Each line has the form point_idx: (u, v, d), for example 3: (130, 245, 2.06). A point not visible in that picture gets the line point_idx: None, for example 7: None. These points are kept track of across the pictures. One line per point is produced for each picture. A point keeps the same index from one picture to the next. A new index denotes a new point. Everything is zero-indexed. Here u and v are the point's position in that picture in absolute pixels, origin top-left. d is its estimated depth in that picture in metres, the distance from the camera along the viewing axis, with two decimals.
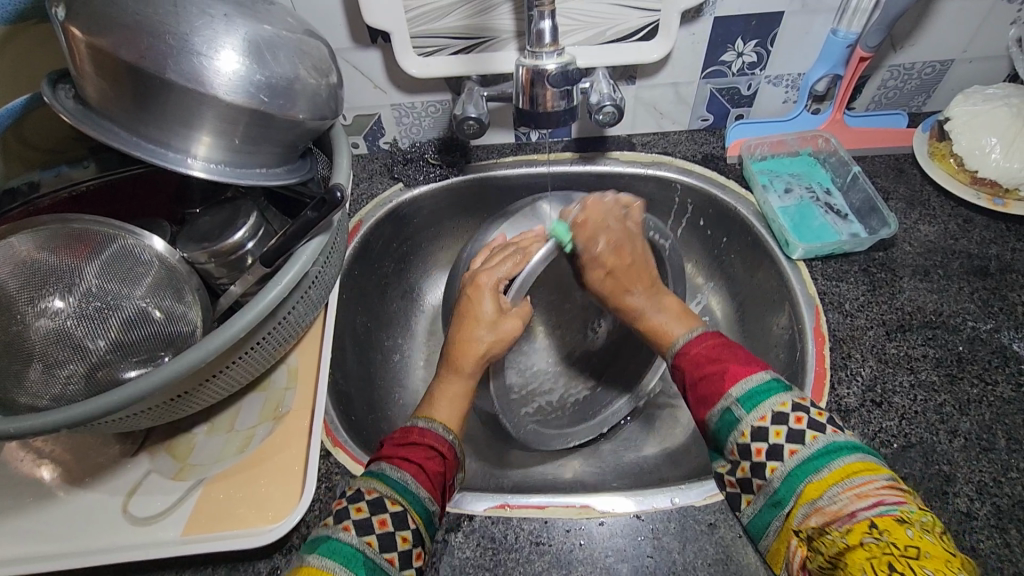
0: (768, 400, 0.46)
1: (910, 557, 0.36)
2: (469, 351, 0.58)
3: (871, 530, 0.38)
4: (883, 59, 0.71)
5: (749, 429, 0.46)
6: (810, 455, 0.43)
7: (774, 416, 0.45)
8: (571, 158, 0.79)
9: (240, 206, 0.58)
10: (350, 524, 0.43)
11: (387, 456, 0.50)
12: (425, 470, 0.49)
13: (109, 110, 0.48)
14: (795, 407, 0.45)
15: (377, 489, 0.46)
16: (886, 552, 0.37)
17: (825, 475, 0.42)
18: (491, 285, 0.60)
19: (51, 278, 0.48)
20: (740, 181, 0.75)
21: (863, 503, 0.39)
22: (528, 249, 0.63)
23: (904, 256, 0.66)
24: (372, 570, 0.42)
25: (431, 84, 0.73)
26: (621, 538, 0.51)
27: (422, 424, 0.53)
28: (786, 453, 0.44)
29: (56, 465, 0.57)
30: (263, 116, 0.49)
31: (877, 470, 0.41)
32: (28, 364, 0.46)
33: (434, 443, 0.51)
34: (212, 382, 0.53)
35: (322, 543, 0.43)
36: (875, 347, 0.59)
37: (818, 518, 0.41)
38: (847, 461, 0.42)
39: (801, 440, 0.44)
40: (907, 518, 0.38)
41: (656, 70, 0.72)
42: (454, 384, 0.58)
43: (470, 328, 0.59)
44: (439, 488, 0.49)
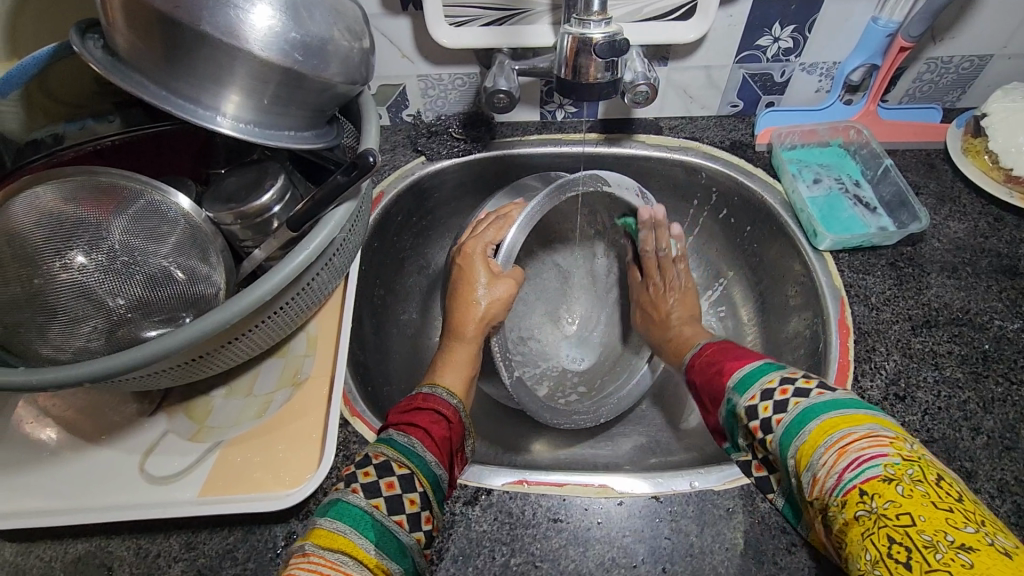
0: (757, 381, 0.49)
1: (905, 523, 0.35)
2: (469, 315, 0.59)
3: (861, 498, 0.37)
4: (922, 51, 0.70)
5: (743, 412, 0.48)
6: (790, 421, 0.44)
7: (762, 394, 0.47)
8: (597, 139, 0.78)
9: (267, 167, 0.56)
10: (358, 487, 0.43)
11: (395, 422, 0.49)
12: (431, 434, 0.48)
13: (138, 62, 0.47)
14: (781, 380, 0.47)
15: (384, 453, 0.46)
16: (879, 520, 0.36)
17: (808, 439, 0.42)
18: (479, 250, 0.62)
19: (75, 231, 0.47)
20: (768, 170, 0.74)
21: (844, 464, 0.39)
22: (508, 215, 0.63)
23: (933, 251, 0.65)
24: (380, 532, 0.41)
25: (459, 55, 0.72)
26: (639, 518, 0.50)
27: (428, 389, 0.53)
28: (776, 424, 0.45)
29: (71, 421, 0.57)
30: (296, 76, 0.48)
31: (859, 422, 0.41)
32: (52, 318, 0.46)
33: (441, 408, 0.51)
34: (234, 345, 0.53)
35: (330, 507, 0.42)
36: (899, 342, 0.59)
37: (817, 488, 0.40)
38: (819, 422, 0.42)
39: (784, 407, 0.45)
40: (891, 474, 0.37)
41: (690, 51, 0.71)
42: (460, 350, 0.58)
43: (466, 296, 0.60)
44: (445, 453, 0.48)
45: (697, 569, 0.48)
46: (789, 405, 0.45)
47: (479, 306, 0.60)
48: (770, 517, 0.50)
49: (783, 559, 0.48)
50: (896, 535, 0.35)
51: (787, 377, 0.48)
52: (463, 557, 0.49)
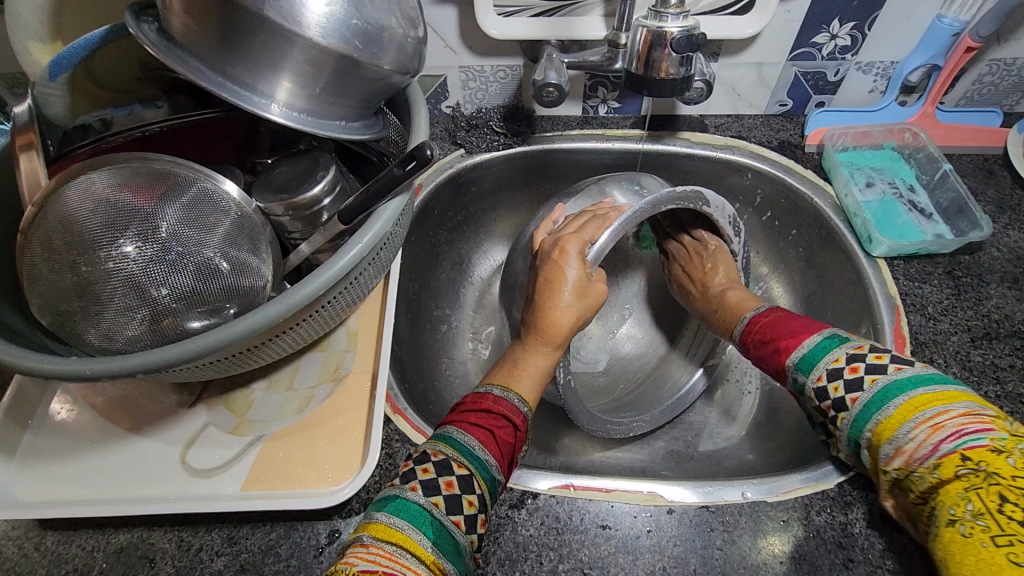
0: (823, 357, 0.50)
1: (1016, 484, 0.37)
2: (561, 319, 0.55)
3: (964, 461, 0.39)
4: (985, 52, 0.68)
5: (812, 392, 0.50)
6: (869, 398, 0.46)
7: (830, 373, 0.49)
8: (639, 136, 0.76)
9: (316, 157, 0.55)
10: (417, 484, 0.43)
11: (455, 421, 0.49)
12: (495, 437, 0.47)
13: (194, 46, 0.46)
14: (849, 358, 0.48)
15: (443, 452, 0.45)
16: (989, 482, 0.38)
17: (893, 413, 0.44)
18: (578, 249, 0.57)
19: (126, 218, 0.46)
20: (818, 172, 0.72)
21: (943, 435, 0.41)
22: (606, 215, 0.61)
23: (992, 261, 0.63)
24: (439, 530, 0.41)
25: (505, 46, 0.70)
26: (689, 528, 0.49)
27: (497, 391, 0.51)
28: (849, 402, 0.47)
29: (111, 410, 0.57)
30: (352, 64, 0.47)
31: (954, 398, 0.43)
32: (101, 307, 0.45)
33: (507, 412, 0.49)
34: (280, 338, 0.52)
35: (389, 501, 0.42)
36: (959, 354, 0.57)
37: (901, 458, 0.43)
38: (910, 396, 0.44)
39: (859, 386, 0.47)
40: (1000, 446, 0.39)
41: (743, 47, 0.68)
42: (539, 357, 0.55)
43: (553, 292, 0.56)
44: (506, 457, 0.47)
45: None
46: (865, 385, 0.47)
47: (570, 310, 0.56)
48: (826, 531, 0.49)
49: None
50: (1007, 494, 0.37)
51: (856, 352, 0.49)
52: (510, 561, 0.48)
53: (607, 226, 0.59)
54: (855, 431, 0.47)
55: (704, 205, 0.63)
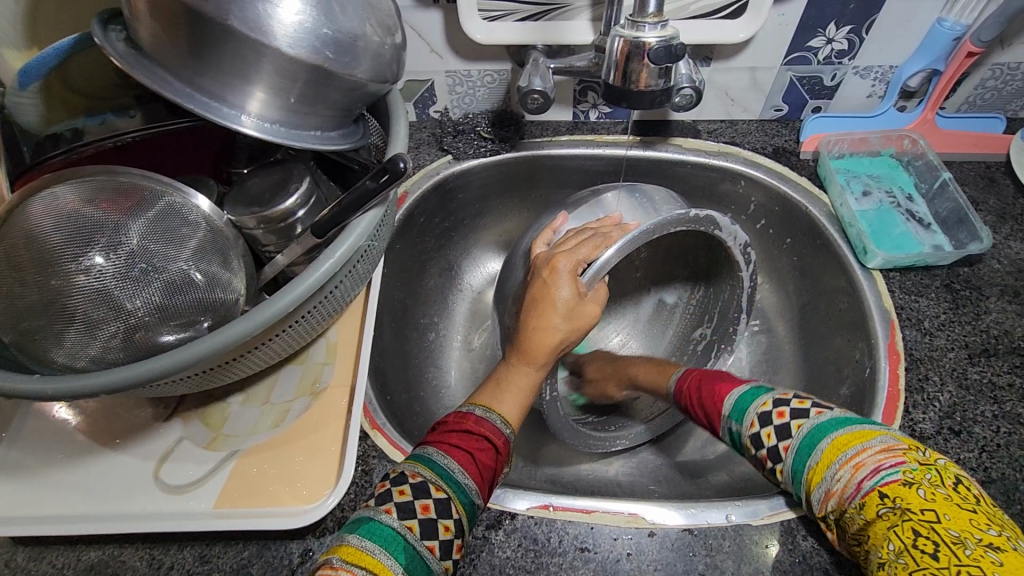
0: (751, 405, 0.49)
1: (930, 520, 0.36)
2: (545, 341, 0.53)
3: (882, 500, 0.38)
4: (987, 56, 0.65)
5: (748, 441, 0.48)
6: (799, 445, 0.44)
7: (760, 419, 0.47)
8: (631, 142, 0.74)
9: (292, 168, 0.54)
10: (392, 507, 0.41)
11: (436, 441, 0.47)
12: (476, 460, 0.46)
13: (161, 55, 0.44)
14: (776, 403, 0.47)
15: (421, 474, 0.44)
16: (904, 519, 0.37)
17: (820, 457, 0.43)
18: (570, 269, 0.54)
19: (93, 232, 0.45)
20: (813, 180, 0.70)
21: (863, 474, 0.40)
22: (608, 234, 0.57)
23: (992, 273, 0.61)
24: (411, 557, 0.39)
25: (491, 51, 0.68)
26: (672, 552, 0.48)
27: (479, 411, 0.50)
28: (783, 451, 0.45)
29: (86, 423, 0.56)
30: (325, 74, 0.45)
31: (870, 434, 0.42)
32: (67, 324, 0.44)
33: (489, 435, 0.48)
34: (253, 353, 0.51)
35: (361, 523, 0.41)
36: (955, 371, 0.55)
37: (832, 501, 0.41)
38: (833, 439, 0.43)
39: (788, 433, 0.45)
40: (912, 479, 0.38)
41: (736, 52, 0.67)
42: (523, 376, 0.53)
43: (545, 316, 0.53)
44: (486, 482, 0.46)
45: None
46: (793, 430, 0.45)
47: (557, 332, 0.53)
48: (812, 556, 0.47)
49: None
50: (921, 530, 0.36)
51: (781, 397, 0.48)
52: None
53: (608, 246, 0.55)
54: (793, 480, 0.44)
55: (716, 229, 0.59)
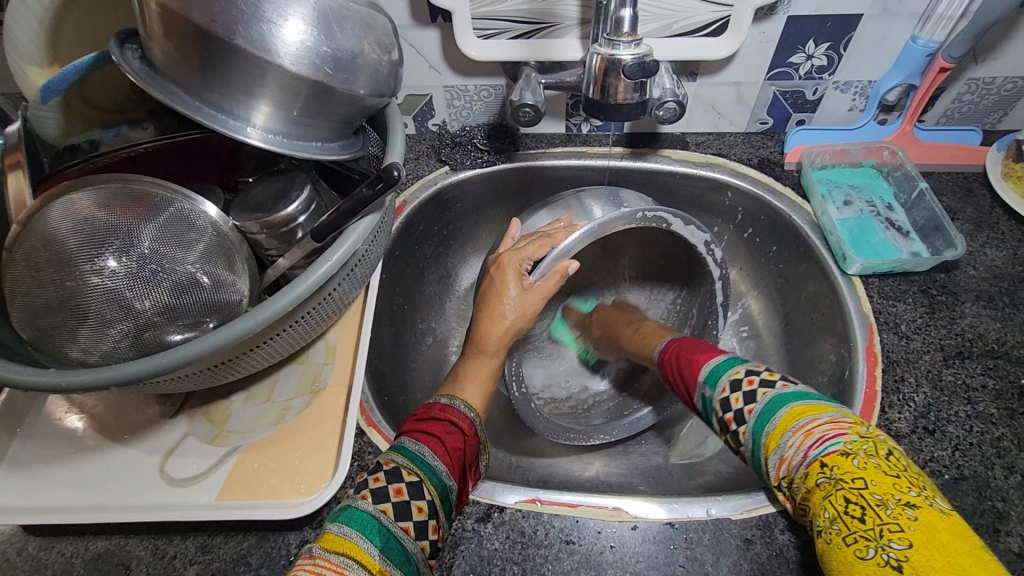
0: (725, 373, 0.51)
1: (859, 487, 0.37)
2: (493, 330, 0.58)
3: (822, 469, 0.39)
4: (962, 71, 0.68)
5: (717, 406, 0.50)
6: (761, 410, 0.46)
7: (731, 384, 0.50)
8: (622, 153, 0.77)
9: (294, 177, 0.57)
10: (367, 493, 0.44)
11: (408, 431, 0.50)
12: (444, 443, 0.48)
13: (174, 72, 0.48)
14: (747, 372, 0.49)
15: (393, 460, 0.46)
16: (839, 487, 0.38)
17: (776, 424, 0.44)
18: (516, 266, 0.59)
19: (106, 235, 0.48)
20: (797, 189, 0.72)
21: (810, 443, 0.41)
22: (553, 235, 0.60)
23: (968, 279, 0.63)
24: (386, 537, 0.41)
25: (487, 67, 0.72)
26: (653, 544, 0.50)
27: (445, 399, 0.53)
28: (747, 414, 0.47)
29: (98, 419, 0.58)
30: (325, 89, 0.49)
31: (823, 408, 0.43)
32: (81, 322, 0.47)
33: (453, 419, 0.51)
34: (256, 351, 0.53)
35: (342, 511, 0.43)
36: (930, 373, 0.57)
37: (784, 468, 0.43)
38: (788, 409, 0.44)
39: (753, 398, 0.47)
40: (849, 448, 0.39)
41: (720, 67, 0.70)
42: (481, 364, 0.58)
43: (494, 307, 0.58)
44: (456, 463, 0.48)
45: None
46: (758, 396, 0.47)
47: (505, 321, 0.58)
48: (789, 550, 0.49)
49: None
50: (852, 497, 0.37)
51: (753, 368, 0.50)
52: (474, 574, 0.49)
53: (556, 244, 0.58)
54: (753, 445, 0.46)
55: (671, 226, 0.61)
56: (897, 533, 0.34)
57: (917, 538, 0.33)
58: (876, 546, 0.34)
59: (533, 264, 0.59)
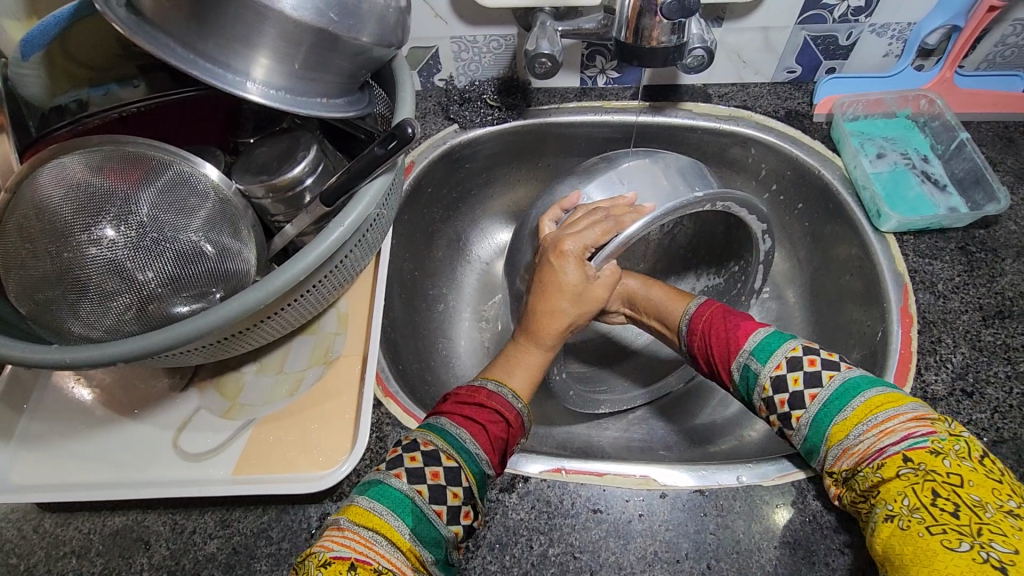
0: (779, 349, 0.47)
1: (953, 484, 0.37)
2: (553, 322, 0.54)
3: (906, 462, 0.39)
4: (1009, 10, 0.63)
5: (768, 382, 0.46)
6: (828, 397, 0.43)
7: (788, 363, 0.46)
8: (640, 107, 0.73)
9: (297, 137, 0.54)
10: (401, 471, 0.42)
11: (448, 412, 0.47)
12: (487, 432, 0.46)
13: (164, 22, 0.44)
14: (806, 351, 0.46)
15: (433, 442, 0.44)
16: (926, 480, 0.37)
17: (849, 414, 0.42)
18: (578, 253, 0.54)
19: (102, 202, 0.45)
20: (827, 143, 0.69)
21: (893, 438, 0.40)
22: (621, 218, 0.55)
23: (1008, 235, 0.60)
24: (418, 519, 0.40)
25: (497, 15, 0.67)
26: (683, 512, 0.48)
27: (491, 385, 0.49)
28: (809, 398, 0.44)
29: (104, 395, 0.56)
30: (330, 38, 0.45)
31: (903, 401, 0.42)
32: (81, 295, 0.44)
33: (500, 408, 0.48)
34: (266, 323, 0.51)
35: (372, 485, 0.42)
36: (969, 333, 0.55)
37: (848, 459, 0.42)
38: (866, 398, 0.42)
39: (818, 382, 0.44)
40: (940, 448, 0.39)
41: (749, 10, 0.65)
42: (532, 354, 0.54)
43: (552, 300, 0.54)
44: (497, 449, 0.46)
45: (744, 567, 0.46)
46: (824, 380, 0.44)
47: (566, 316, 0.54)
48: (822, 516, 0.47)
49: (834, 561, 0.46)
50: (941, 491, 0.37)
51: (810, 347, 0.47)
52: (500, 545, 0.48)
53: (624, 230, 0.54)
54: (811, 429, 0.44)
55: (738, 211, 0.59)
56: (999, 535, 0.34)
57: (1021, 546, 0.33)
58: (973, 542, 0.34)
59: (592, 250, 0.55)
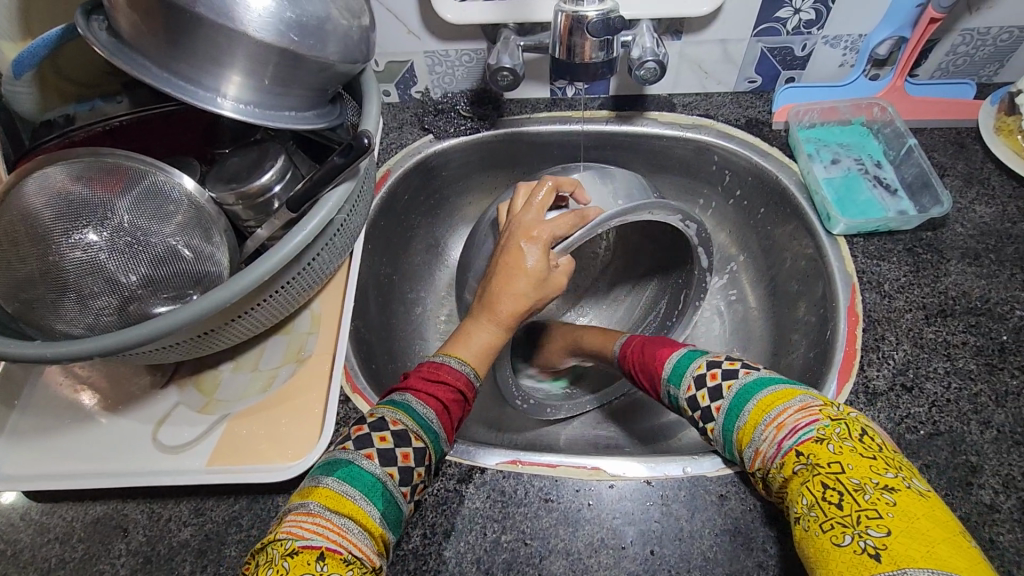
0: (687, 370, 0.51)
1: (835, 472, 0.38)
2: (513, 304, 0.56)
3: (797, 458, 0.40)
4: (956, 22, 0.66)
5: (685, 404, 0.50)
6: (728, 406, 0.47)
7: (696, 381, 0.50)
8: (607, 117, 0.76)
9: (268, 148, 0.57)
10: (373, 452, 0.44)
11: (413, 388, 0.50)
12: (449, 412, 0.49)
13: (141, 44, 0.47)
14: (709, 366, 0.50)
15: (402, 421, 0.46)
16: (815, 474, 0.39)
17: (747, 418, 0.45)
18: (545, 239, 0.57)
19: (84, 210, 0.49)
20: (785, 149, 0.71)
21: (783, 434, 0.42)
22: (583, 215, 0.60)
23: (955, 237, 0.62)
24: (388, 501, 0.43)
25: (467, 31, 0.70)
26: (630, 501, 0.51)
27: (452, 362, 0.52)
28: (715, 412, 0.47)
29: (89, 391, 0.60)
30: (294, 56, 0.48)
31: (791, 395, 0.44)
32: (63, 295, 0.48)
33: (462, 388, 0.51)
34: (238, 322, 0.54)
35: (340, 466, 0.43)
36: (911, 331, 0.57)
37: (759, 460, 0.44)
38: (757, 399, 0.45)
39: (720, 393, 0.47)
40: (823, 435, 0.40)
41: (705, 24, 0.68)
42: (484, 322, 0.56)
43: (513, 282, 0.55)
44: (456, 424, 0.50)
45: (686, 553, 0.48)
46: (724, 391, 0.47)
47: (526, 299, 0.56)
48: (762, 505, 0.50)
49: (772, 547, 0.48)
50: (829, 483, 0.38)
51: (714, 360, 0.50)
52: (456, 532, 0.50)
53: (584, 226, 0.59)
54: (724, 440, 0.47)
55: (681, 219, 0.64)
56: (875, 518, 0.35)
57: (893, 525, 0.34)
58: (853, 532, 0.35)
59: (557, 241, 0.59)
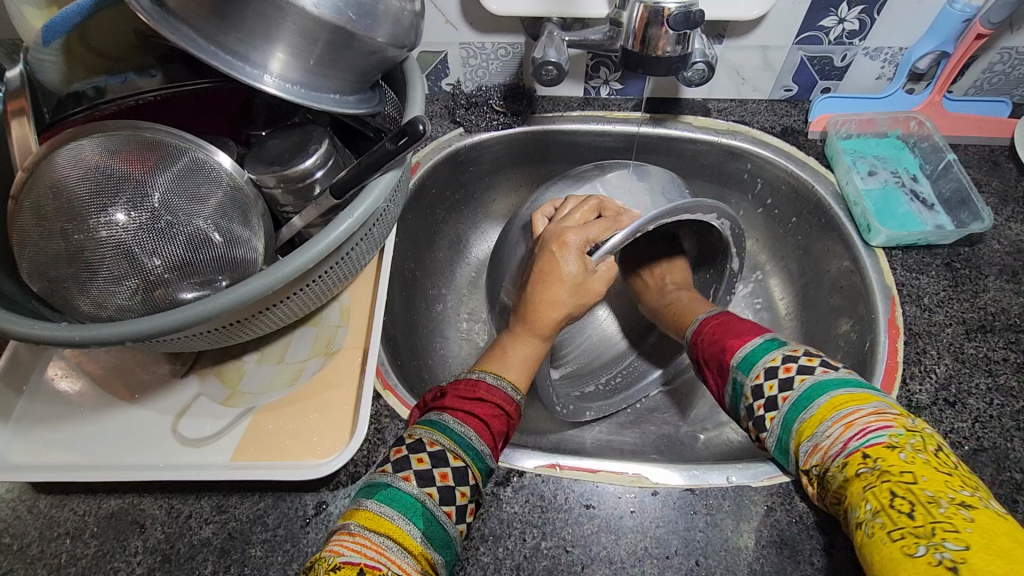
0: (761, 358, 0.50)
1: (907, 480, 0.37)
2: (550, 313, 0.54)
3: (863, 460, 0.40)
4: (996, 40, 0.66)
5: (749, 391, 0.49)
6: (797, 397, 0.46)
7: (767, 371, 0.49)
8: (641, 118, 0.75)
9: (311, 131, 0.55)
10: (410, 474, 0.42)
11: (450, 407, 0.47)
12: (489, 427, 0.46)
13: (184, 13, 0.45)
14: (784, 359, 0.48)
15: (439, 442, 0.44)
16: (883, 479, 0.38)
17: (814, 412, 0.44)
18: (580, 245, 0.54)
19: (116, 186, 0.46)
20: (821, 160, 0.71)
21: (851, 434, 0.41)
22: (620, 218, 0.57)
23: (992, 253, 0.62)
24: (429, 521, 0.40)
25: (507, 23, 0.69)
26: (673, 509, 0.50)
27: (490, 378, 0.49)
28: (780, 400, 0.47)
29: (105, 377, 0.57)
30: (346, 36, 0.46)
31: (866, 399, 0.43)
32: (90, 276, 0.45)
33: (501, 403, 0.48)
34: (270, 312, 0.52)
35: (379, 489, 0.41)
36: (952, 346, 0.56)
37: (817, 455, 0.43)
38: (829, 397, 0.44)
39: (790, 385, 0.47)
40: (896, 443, 0.40)
41: (749, 30, 0.67)
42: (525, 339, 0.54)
43: (552, 289, 0.53)
44: (499, 442, 0.47)
45: (731, 564, 0.47)
46: (795, 382, 0.47)
47: (563, 306, 0.54)
48: (808, 517, 0.49)
49: (820, 560, 0.47)
50: (898, 490, 0.37)
51: (791, 354, 0.49)
52: (494, 537, 0.49)
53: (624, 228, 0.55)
54: (782, 430, 0.46)
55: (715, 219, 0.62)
56: (950, 531, 0.33)
57: (971, 539, 0.33)
58: (928, 543, 0.33)
59: (594, 246, 0.55)
